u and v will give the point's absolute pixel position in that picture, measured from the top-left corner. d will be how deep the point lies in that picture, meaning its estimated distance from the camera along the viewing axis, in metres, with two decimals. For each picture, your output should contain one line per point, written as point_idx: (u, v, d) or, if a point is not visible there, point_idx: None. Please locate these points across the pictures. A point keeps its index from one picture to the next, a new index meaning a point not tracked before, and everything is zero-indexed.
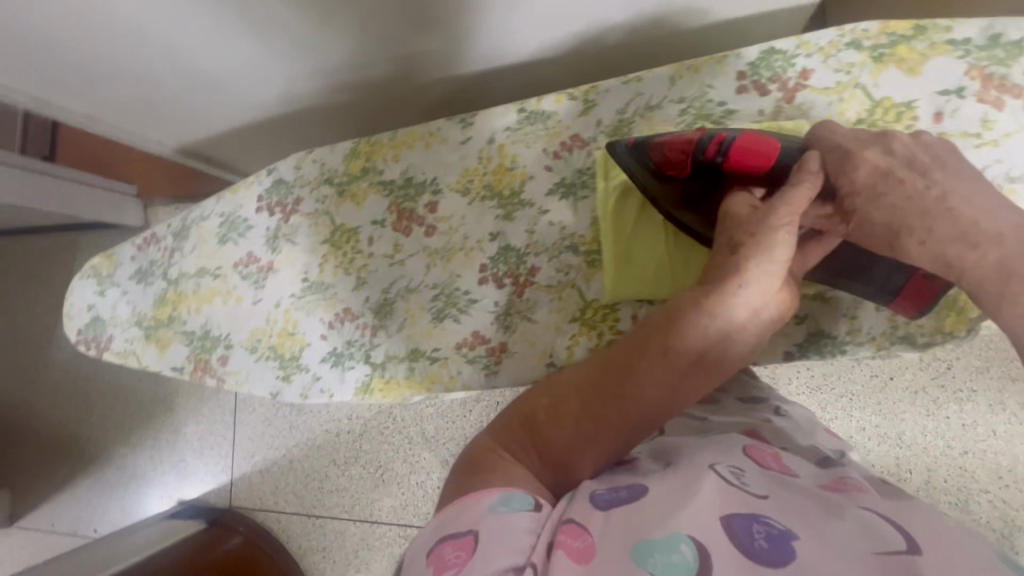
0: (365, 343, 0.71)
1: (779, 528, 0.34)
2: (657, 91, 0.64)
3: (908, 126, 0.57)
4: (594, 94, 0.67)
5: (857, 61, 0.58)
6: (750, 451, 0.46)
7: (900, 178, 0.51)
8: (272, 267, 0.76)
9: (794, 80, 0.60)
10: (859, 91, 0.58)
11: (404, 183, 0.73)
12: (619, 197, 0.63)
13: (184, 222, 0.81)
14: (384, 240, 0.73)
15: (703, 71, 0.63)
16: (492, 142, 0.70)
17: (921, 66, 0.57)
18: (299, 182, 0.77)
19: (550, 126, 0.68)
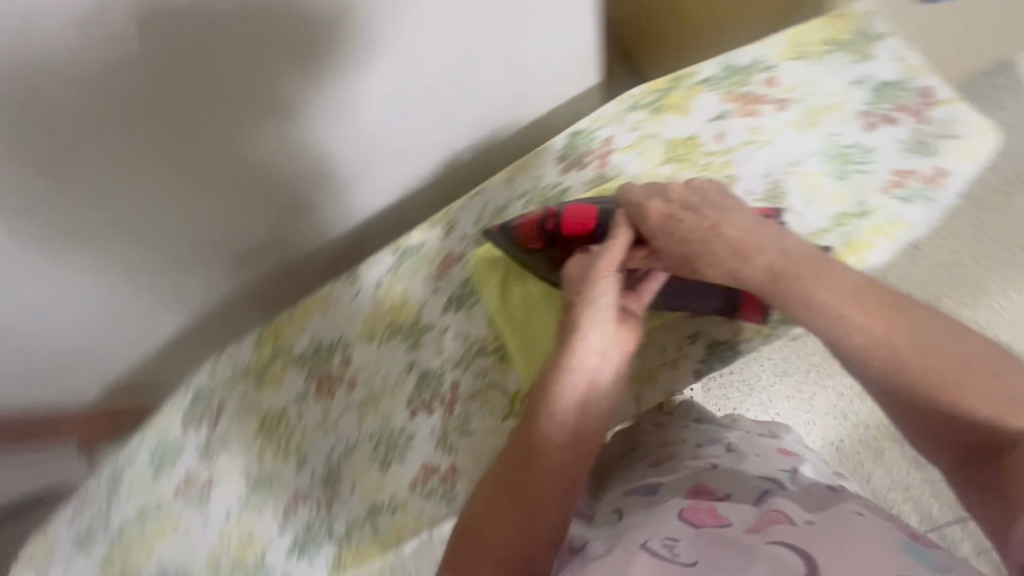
0: (323, 521, 0.76)
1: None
2: (499, 195, 0.73)
3: (700, 153, 0.68)
4: (451, 215, 0.73)
5: (641, 119, 0.70)
6: (685, 514, 0.51)
7: (683, 213, 0.56)
8: (213, 480, 0.76)
9: (602, 148, 0.71)
10: (653, 139, 0.70)
11: (314, 351, 0.76)
12: (500, 295, 0.68)
13: (112, 472, 0.78)
14: (312, 412, 0.74)
15: (530, 166, 0.72)
16: (380, 285, 0.75)
17: (688, 106, 0.69)
18: (216, 387, 0.78)
19: (425, 254, 0.74)
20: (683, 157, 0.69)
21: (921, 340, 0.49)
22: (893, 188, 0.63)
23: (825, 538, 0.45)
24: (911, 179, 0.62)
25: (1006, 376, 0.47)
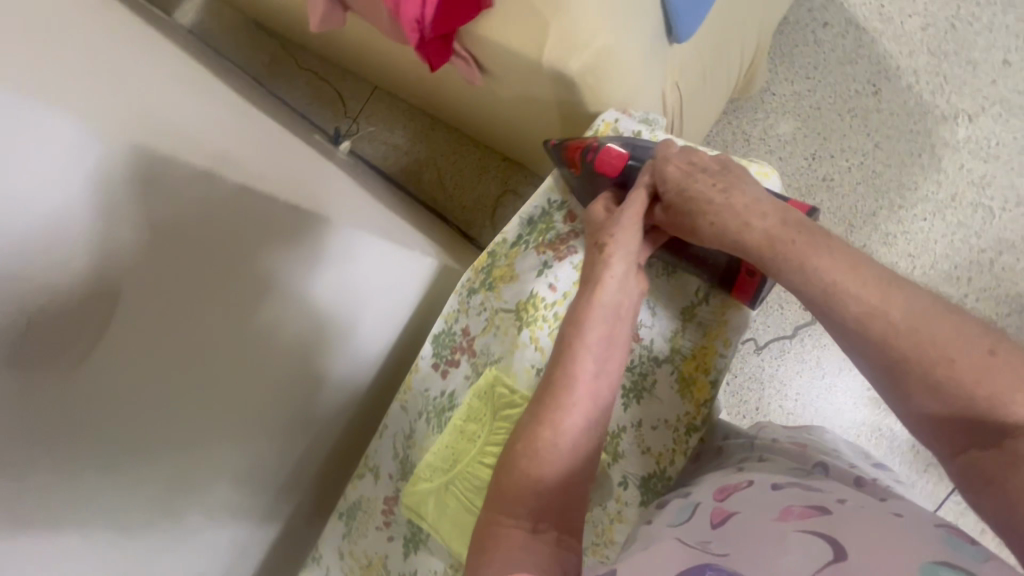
0: None
1: (726, 570, 0.46)
2: (402, 425, 0.88)
3: (543, 309, 0.80)
4: (371, 463, 0.90)
5: (482, 300, 0.85)
6: (714, 519, 0.57)
7: (702, 176, 0.73)
8: None
9: (463, 340, 0.86)
10: (500, 314, 0.83)
11: None
12: (442, 517, 0.81)
13: None
14: None
15: (413, 387, 0.87)
16: (343, 554, 0.89)
17: (514, 272, 0.83)
18: None
19: (366, 508, 0.89)
20: (532, 317, 0.81)
21: (910, 310, 0.59)
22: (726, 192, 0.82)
23: (857, 529, 0.47)
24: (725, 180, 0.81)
25: (998, 358, 0.54)
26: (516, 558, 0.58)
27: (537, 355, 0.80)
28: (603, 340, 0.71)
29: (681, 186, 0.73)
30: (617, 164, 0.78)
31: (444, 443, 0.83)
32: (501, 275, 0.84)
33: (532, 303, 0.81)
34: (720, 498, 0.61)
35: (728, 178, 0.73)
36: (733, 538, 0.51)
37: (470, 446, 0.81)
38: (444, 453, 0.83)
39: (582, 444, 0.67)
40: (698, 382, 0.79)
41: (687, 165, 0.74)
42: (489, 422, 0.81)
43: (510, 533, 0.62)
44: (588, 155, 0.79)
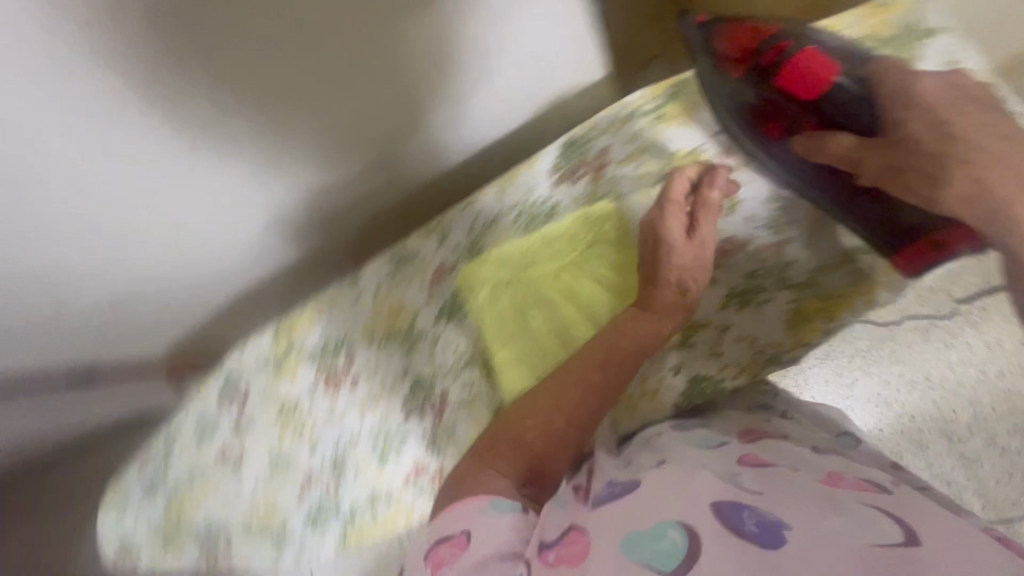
0: (328, 498, 0.96)
1: (769, 519, 0.49)
2: (493, 210, 0.85)
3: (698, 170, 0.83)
4: (442, 225, 0.85)
5: (641, 129, 0.81)
6: (744, 459, 0.62)
7: (961, 112, 0.63)
8: (245, 453, 0.91)
9: (597, 159, 0.84)
10: (650, 152, 0.83)
11: (323, 349, 0.89)
12: (487, 307, 0.92)
13: (161, 444, 0.90)
14: (322, 402, 0.91)
15: (519, 180, 0.83)
16: (379, 293, 0.87)
17: (687, 120, 0.81)
18: (262, 365, 0.87)
19: (420, 263, 0.87)
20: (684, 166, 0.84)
21: None
22: None
23: (924, 523, 0.48)
24: None
25: None
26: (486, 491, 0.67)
27: None
28: (663, 313, 0.80)
29: (941, 120, 0.62)
30: (814, 79, 0.68)
31: (524, 244, 0.89)
32: (671, 112, 0.81)
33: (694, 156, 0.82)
34: (746, 441, 0.68)
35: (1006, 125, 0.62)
36: (772, 487, 0.55)
37: (551, 258, 0.90)
38: (519, 251, 0.89)
39: (612, 379, 0.77)
40: (813, 323, 0.94)
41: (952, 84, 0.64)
42: (579, 244, 0.89)
43: (490, 480, 0.69)
44: (767, 52, 0.71)
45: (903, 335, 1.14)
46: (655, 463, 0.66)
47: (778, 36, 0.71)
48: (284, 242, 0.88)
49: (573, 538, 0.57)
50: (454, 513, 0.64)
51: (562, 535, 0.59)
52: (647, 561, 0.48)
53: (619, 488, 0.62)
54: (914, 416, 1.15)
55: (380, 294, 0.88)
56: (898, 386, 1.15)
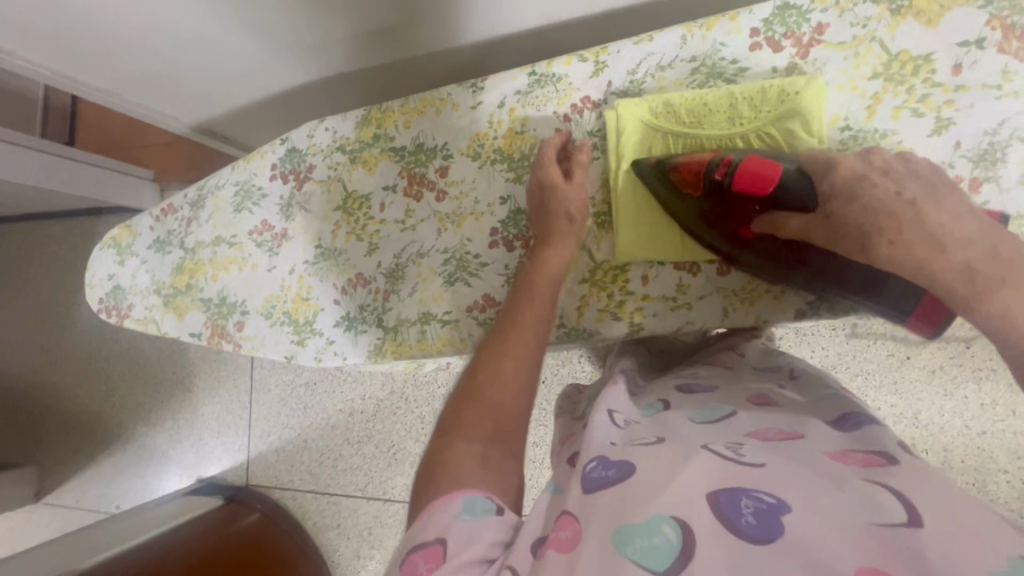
0: (378, 307, 0.73)
1: (773, 497, 0.32)
2: (614, 79, 0.66)
3: (924, 79, 0.56)
4: (605, 56, 0.66)
5: (873, 15, 0.57)
6: (749, 432, 0.42)
7: (875, 180, 0.50)
8: (287, 234, 0.78)
9: (808, 36, 0.59)
10: (875, 45, 0.57)
11: (415, 148, 0.73)
12: (631, 156, 0.63)
13: (199, 192, 0.82)
14: (395, 206, 0.73)
15: (652, 39, 0.64)
16: (502, 106, 0.69)
17: (939, 18, 0.55)
18: (311, 150, 0.78)
19: (561, 89, 0.67)
20: (903, 76, 0.57)
21: None
22: None
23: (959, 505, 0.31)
24: None
25: None
26: (466, 478, 0.39)
27: (859, 112, 0.58)
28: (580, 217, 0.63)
29: (854, 195, 0.50)
30: (761, 181, 0.53)
31: (697, 97, 0.61)
32: (920, 7, 0.56)
33: (928, 64, 0.56)
34: (752, 405, 0.48)
35: (897, 197, 0.49)
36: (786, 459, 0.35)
37: (726, 125, 0.60)
38: (691, 104, 0.61)
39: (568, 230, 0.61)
40: None
41: (860, 169, 0.51)
42: (767, 114, 0.59)
43: (461, 441, 0.42)
44: (715, 169, 0.56)
45: (985, 363, 0.87)
46: (648, 439, 0.42)
47: (705, 167, 0.57)
48: (368, 19, 0.73)
49: (545, 513, 0.37)
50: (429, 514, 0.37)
51: (548, 515, 0.37)
52: (635, 559, 0.30)
53: (615, 439, 0.42)
54: (944, 449, 0.87)
55: (504, 108, 0.69)
56: (942, 411, 0.88)
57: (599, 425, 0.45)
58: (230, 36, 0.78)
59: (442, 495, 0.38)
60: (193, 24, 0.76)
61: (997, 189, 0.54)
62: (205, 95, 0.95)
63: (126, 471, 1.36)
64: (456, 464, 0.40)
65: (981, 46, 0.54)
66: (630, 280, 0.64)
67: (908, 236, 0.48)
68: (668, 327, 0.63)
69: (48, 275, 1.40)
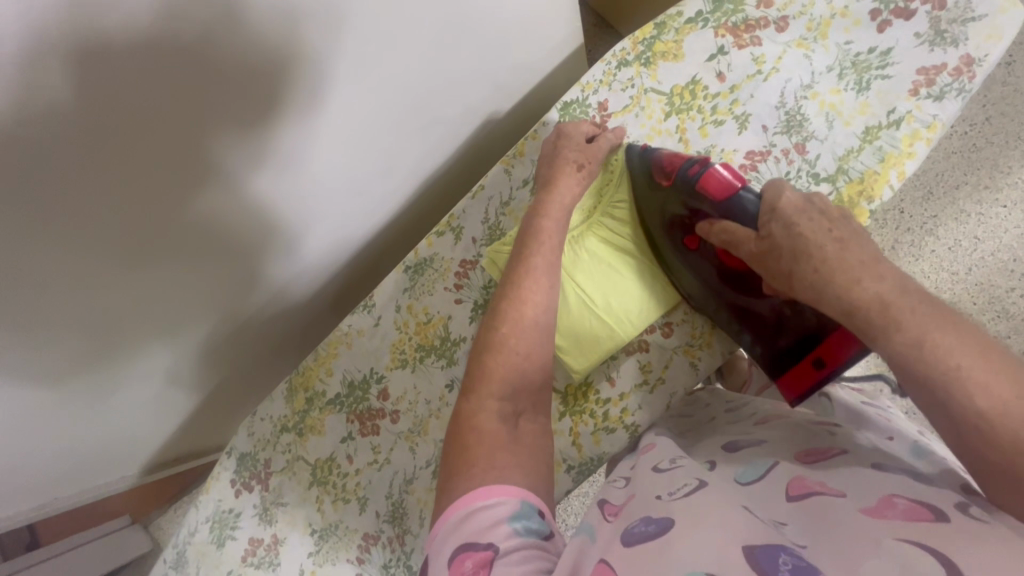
0: (401, 556, 0.69)
1: (806, 562, 0.30)
2: (475, 229, 0.70)
3: (704, 97, 0.63)
4: (456, 220, 0.70)
5: (633, 75, 0.64)
6: (789, 490, 0.38)
7: (812, 220, 0.47)
8: (278, 539, 0.73)
9: (598, 115, 0.66)
10: (651, 94, 0.64)
11: (349, 389, 0.73)
12: None
13: (177, 550, 0.77)
14: (361, 451, 0.71)
15: (483, 186, 0.69)
16: (400, 309, 0.72)
17: (680, 50, 0.63)
18: (259, 446, 0.76)
19: (438, 267, 0.71)
20: (688, 104, 0.63)
21: None
22: (921, 90, 0.57)
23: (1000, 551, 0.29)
24: (938, 76, 0.56)
25: None
26: (504, 472, 0.44)
27: (677, 146, 0.64)
28: (570, 204, 0.61)
29: (791, 222, 0.47)
30: (716, 189, 0.52)
31: None
32: (663, 51, 0.64)
33: (697, 90, 0.63)
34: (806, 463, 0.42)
35: (827, 234, 0.46)
36: (820, 534, 0.32)
37: (584, 220, 0.65)
38: None
39: (559, 222, 0.60)
40: (857, 208, 0.59)
41: (802, 200, 0.49)
42: (612, 197, 0.64)
43: (487, 437, 0.47)
44: (691, 166, 0.54)
45: (925, 217, 0.85)
46: (689, 482, 0.41)
47: (683, 163, 0.54)
48: (248, 321, 0.75)
49: (582, 550, 0.38)
50: (471, 507, 0.41)
51: (586, 563, 0.36)
52: None
53: (660, 492, 0.41)
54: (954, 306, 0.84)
55: (402, 310, 0.72)
56: (925, 277, 0.85)
57: (649, 485, 0.44)
58: (135, 407, 0.77)
59: (478, 491, 0.42)
60: (94, 422, 0.74)
61: (819, 141, 0.60)
62: (139, 458, 0.92)
63: None
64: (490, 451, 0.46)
65: (724, 56, 0.62)
66: (600, 389, 0.64)
67: (834, 267, 0.44)
68: (658, 412, 0.63)
69: None
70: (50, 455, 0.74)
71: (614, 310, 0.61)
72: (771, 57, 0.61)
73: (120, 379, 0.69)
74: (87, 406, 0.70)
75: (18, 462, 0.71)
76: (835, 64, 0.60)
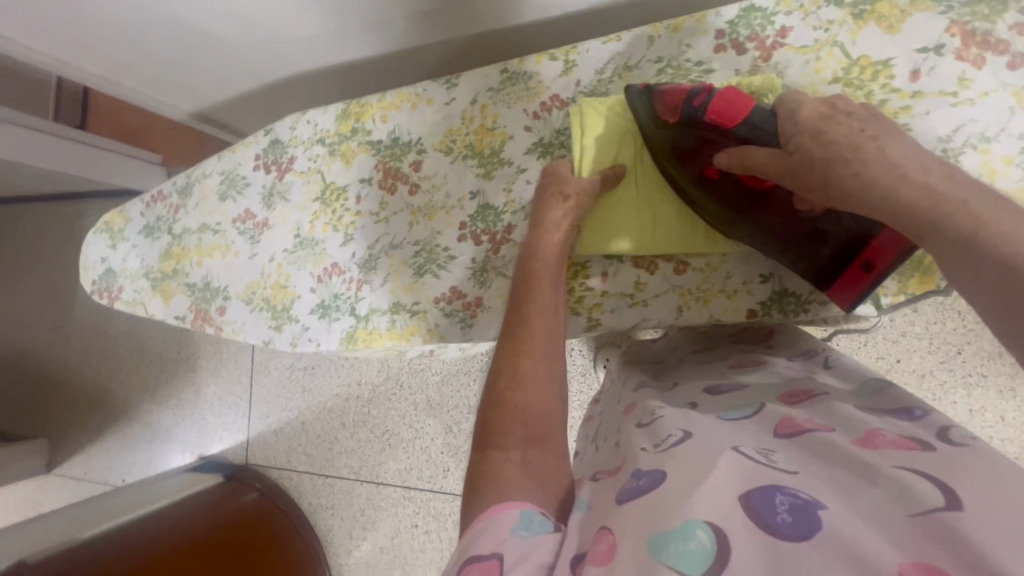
0: (351, 297, 0.75)
1: (802, 498, 0.35)
2: (585, 76, 0.67)
3: (883, 85, 0.56)
4: (575, 54, 0.67)
5: (835, 19, 0.58)
6: (779, 428, 0.45)
7: (838, 121, 0.50)
8: (268, 223, 0.80)
9: (772, 39, 0.60)
10: (837, 49, 0.58)
11: (391, 143, 0.75)
12: (596, 153, 0.64)
13: (187, 179, 0.85)
14: (370, 198, 0.75)
15: (624, 37, 0.65)
16: (475, 103, 0.71)
17: (901, 23, 0.56)
18: (293, 141, 0.80)
19: (532, 87, 0.69)
20: (864, 81, 0.57)
21: None
22: None
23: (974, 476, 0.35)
24: None
25: None
26: (523, 488, 0.43)
27: None
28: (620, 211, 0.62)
29: (818, 133, 0.49)
30: (734, 114, 0.53)
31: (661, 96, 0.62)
32: (883, 15, 0.56)
33: (883, 71, 0.56)
34: (789, 402, 0.49)
35: (859, 134, 0.48)
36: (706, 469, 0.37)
37: None
38: None
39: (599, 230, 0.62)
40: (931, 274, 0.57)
41: (823, 108, 0.51)
42: None
43: (505, 455, 0.46)
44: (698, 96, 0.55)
45: (975, 369, 0.84)
46: (674, 433, 0.45)
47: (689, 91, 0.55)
48: (346, 19, 0.74)
49: (582, 524, 0.39)
50: (478, 527, 0.39)
51: (586, 534, 0.38)
52: (673, 561, 0.32)
53: (646, 445, 0.46)
54: None
55: (477, 104, 0.71)
56: None
57: (634, 442, 0.48)
58: (213, 34, 0.80)
59: (495, 508, 0.40)
60: (177, 22, 0.78)
61: None
62: (197, 89, 0.97)
63: (132, 444, 1.34)
64: (505, 434, 0.48)
65: (931, 57, 0.55)
66: (590, 275, 0.65)
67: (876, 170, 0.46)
68: (622, 325, 0.65)
69: (39, 262, 1.37)
70: (130, 26, 0.79)
71: (653, 221, 0.62)
72: (975, 89, 0.54)
73: (227, 8, 0.74)
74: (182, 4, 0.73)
75: (114, 19, 0.78)
76: None
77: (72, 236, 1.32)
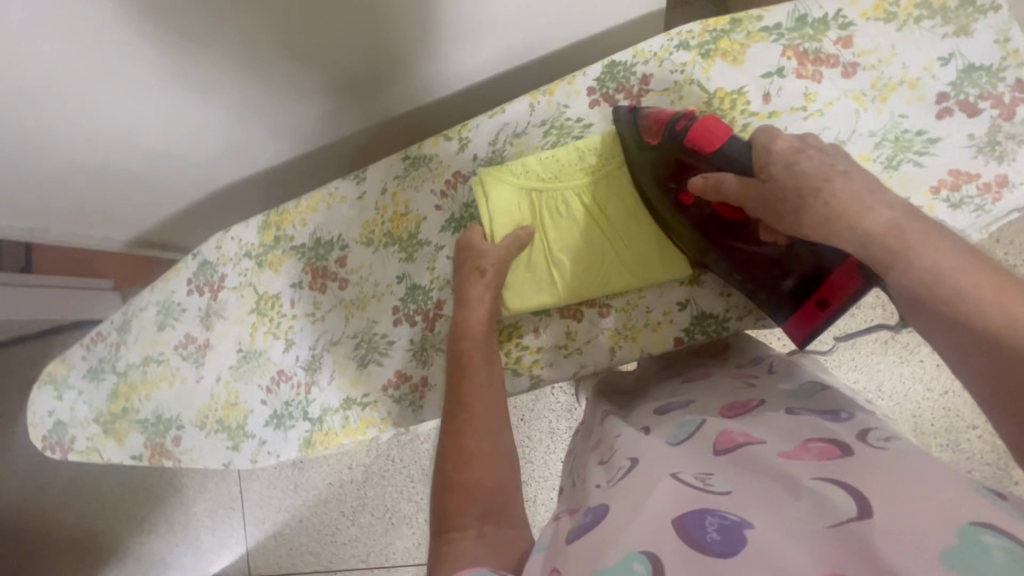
0: (302, 400, 0.75)
1: (733, 516, 0.34)
2: (480, 150, 0.70)
3: (742, 110, 0.61)
4: (467, 132, 0.71)
5: (686, 61, 0.63)
6: (718, 444, 0.45)
7: (812, 155, 0.52)
8: (209, 343, 0.81)
9: (637, 87, 0.65)
10: (694, 87, 0.63)
11: (314, 244, 0.77)
12: (503, 217, 0.66)
13: (124, 316, 0.85)
14: (303, 301, 0.77)
15: (507, 108, 0.69)
16: (385, 192, 0.74)
17: (742, 55, 0.61)
18: (220, 260, 0.81)
19: (434, 167, 0.73)
20: (725, 111, 0.62)
21: None
22: (942, 191, 0.56)
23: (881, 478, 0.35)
24: (965, 184, 0.56)
25: None
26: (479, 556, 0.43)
27: None
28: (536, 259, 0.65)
29: (791, 164, 0.52)
30: (711, 142, 0.56)
31: (551, 155, 0.66)
32: (727, 51, 0.62)
33: (739, 100, 0.61)
34: (728, 414, 0.50)
35: (830, 168, 0.51)
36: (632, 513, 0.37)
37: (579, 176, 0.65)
38: (548, 162, 0.66)
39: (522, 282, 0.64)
40: None
41: (797, 141, 0.54)
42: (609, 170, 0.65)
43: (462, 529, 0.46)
44: (681, 122, 0.58)
45: None
46: (624, 464, 0.46)
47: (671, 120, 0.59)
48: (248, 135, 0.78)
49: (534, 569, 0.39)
50: None
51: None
52: None
53: (599, 482, 0.46)
54: (913, 415, 0.87)
55: (388, 193, 0.74)
56: (902, 378, 0.87)
57: (589, 483, 0.48)
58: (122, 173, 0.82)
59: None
60: (85, 170, 0.80)
61: None
62: (123, 222, 0.99)
63: None
64: (460, 508, 0.48)
65: (776, 80, 0.60)
66: (523, 335, 0.67)
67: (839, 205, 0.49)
68: (563, 375, 0.67)
69: None
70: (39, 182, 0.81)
71: (568, 269, 0.64)
72: (819, 101, 0.59)
73: (130, 149, 0.76)
74: (84, 154, 0.75)
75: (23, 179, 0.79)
76: (879, 131, 0.58)
77: (29, 385, 1.30)
